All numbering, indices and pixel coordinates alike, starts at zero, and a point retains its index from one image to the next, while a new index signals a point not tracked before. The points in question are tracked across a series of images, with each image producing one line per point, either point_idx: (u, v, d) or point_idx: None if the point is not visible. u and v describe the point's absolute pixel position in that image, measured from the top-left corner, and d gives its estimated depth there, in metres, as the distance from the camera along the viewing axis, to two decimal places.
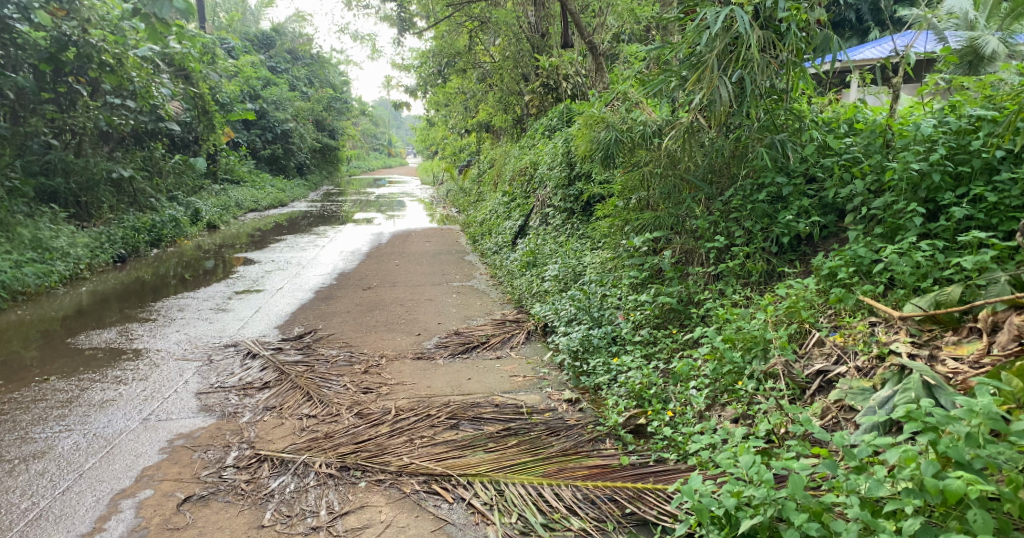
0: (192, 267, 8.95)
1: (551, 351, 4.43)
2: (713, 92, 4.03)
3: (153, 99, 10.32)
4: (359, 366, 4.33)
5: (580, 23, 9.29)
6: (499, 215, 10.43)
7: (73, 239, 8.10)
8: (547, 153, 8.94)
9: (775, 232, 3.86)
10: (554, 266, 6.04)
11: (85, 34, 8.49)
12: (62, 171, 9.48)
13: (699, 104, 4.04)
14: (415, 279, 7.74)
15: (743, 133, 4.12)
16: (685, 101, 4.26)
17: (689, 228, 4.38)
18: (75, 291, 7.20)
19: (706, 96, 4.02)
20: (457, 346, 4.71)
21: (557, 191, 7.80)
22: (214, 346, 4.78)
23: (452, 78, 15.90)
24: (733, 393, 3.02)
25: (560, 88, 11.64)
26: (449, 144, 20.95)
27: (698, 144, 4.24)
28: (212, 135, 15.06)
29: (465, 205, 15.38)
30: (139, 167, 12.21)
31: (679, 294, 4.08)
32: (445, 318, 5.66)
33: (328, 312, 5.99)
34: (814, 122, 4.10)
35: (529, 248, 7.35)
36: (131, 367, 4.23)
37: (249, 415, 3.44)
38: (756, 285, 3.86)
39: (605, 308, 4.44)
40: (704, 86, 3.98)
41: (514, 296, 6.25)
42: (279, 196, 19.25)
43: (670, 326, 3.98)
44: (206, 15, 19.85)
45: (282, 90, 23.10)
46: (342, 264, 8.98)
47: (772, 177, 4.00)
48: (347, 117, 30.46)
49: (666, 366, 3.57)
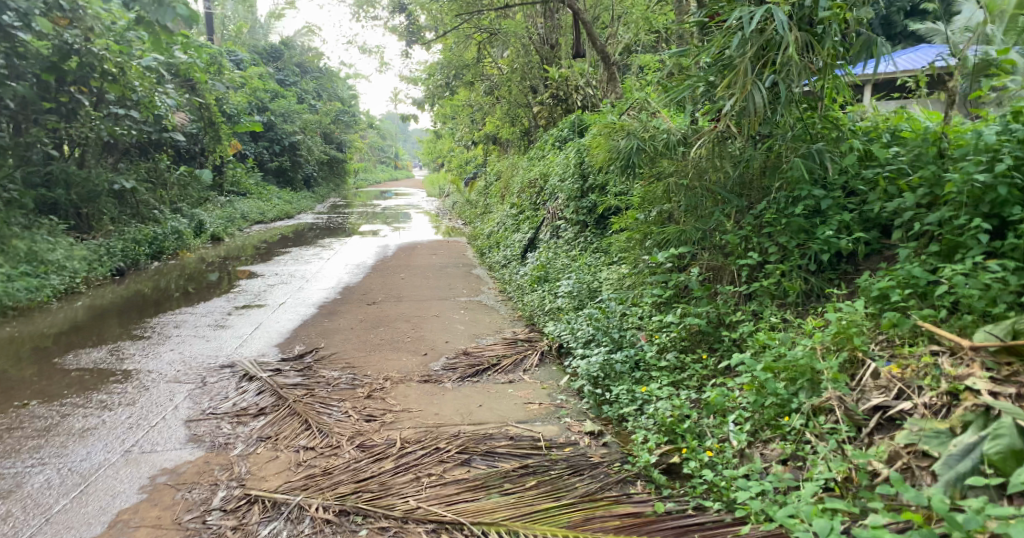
0: (195, 280, 8.72)
1: (568, 376, 4.13)
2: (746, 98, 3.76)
3: (156, 109, 10.17)
4: (362, 390, 4.04)
5: (591, 32, 9.13)
6: (508, 227, 10.17)
7: (69, 252, 7.87)
8: (558, 164, 8.68)
9: (814, 249, 3.56)
10: (567, 281, 5.77)
11: (88, 43, 8.41)
12: (62, 182, 9.34)
13: (731, 111, 3.76)
14: (422, 294, 7.47)
15: (775, 143, 3.88)
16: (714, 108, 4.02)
17: (716, 243, 4.08)
18: (70, 305, 6.96)
19: (738, 103, 3.75)
20: (466, 368, 4.40)
21: (569, 203, 7.55)
22: (209, 367, 4.50)
23: (459, 90, 15.74)
24: (777, 429, 2.70)
25: (570, 98, 11.43)
26: (456, 156, 20.82)
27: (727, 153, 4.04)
28: (218, 147, 14.94)
29: (473, 217, 15.15)
30: (143, 178, 12.07)
31: (708, 316, 3.77)
32: (453, 337, 5.39)
33: (331, 329, 5.71)
34: (853, 131, 3.81)
35: (541, 262, 7.09)
36: (118, 390, 3.95)
37: (241, 447, 3.14)
38: (794, 307, 3.55)
39: (626, 329, 4.13)
40: (737, 92, 3.71)
41: (525, 313, 5.97)
42: (286, 208, 19.11)
43: (698, 350, 3.70)
44: (214, 28, 19.89)
45: (289, 101, 23.06)
46: (346, 277, 8.73)
47: (809, 190, 3.70)
48: (354, 130, 30.47)
49: (698, 396, 3.26)
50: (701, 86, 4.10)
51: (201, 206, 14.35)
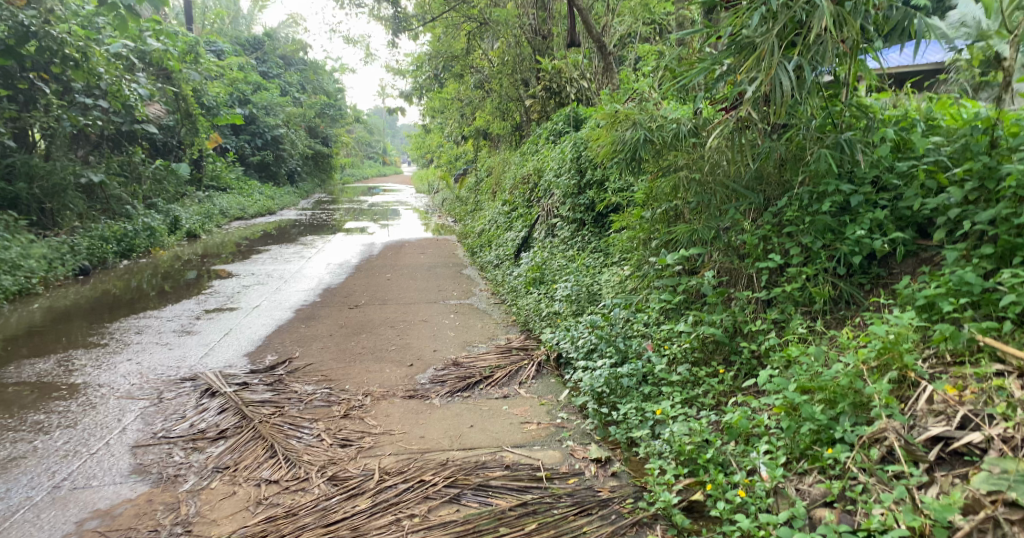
0: (168, 279, 8.24)
1: (568, 391, 3.75)
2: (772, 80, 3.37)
3: (126, 98, 9.66)
4: (339, 408, 3.62)
5: (587, 20, 8.75)
6: (499, 225, 9.78)
7: (28, 250, 7.36)
8: (553, 160, 8.30)
9: (843, 251, 3.18)
10: (564, 285, 5.39)
11: (47, 25, 7.91)
12: (25, 176, 8.84)
13: (753, 95, 3.37)
14: (408, 296, 7.06)
15: (797, 132, 3.50)
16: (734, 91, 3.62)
17: (731, 244, 3.70)
18: (26, 308, 6.47)
19: (763, 85, 3.35)
20: (455, 382, 3.99)
21: (565, 200, 7.16)
22: (169, 381, 4.05)
23: (448, 83, 15.30)
24: (815, 461, 2.33)
25: (563, 91, 11.07)
26: (444, 152, 20.38)
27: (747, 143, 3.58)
28: (196, 139, 14.40)
29: (462, 214, 14.74)
30: (115, 172, 11.57)
31: (726, 325, 3.40)
32: (441, 345, 4.99)
33: (309, 336, 5.29)
34: (884, 120, 3.43)
35: (535, 263, 6.70)
36: (60, 409, 3.50)
37: (194, 480, 2.72)
38: (824, 317, 3.18)
39: (630, 337, 3.81)
40: (762, 73, 3.32)
41: (519, 318, 5.59)
42: (268, 204, 18.56)
43: (714, 364, 3.33)
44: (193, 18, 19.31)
45: (273, 94, 22.49)
46: (328, 277, 8.29)
47: (836, 184, 3.32)
48: (341, 125, 29.91)
49: (720, 419, 2.87)
50: (717, 69, 3.71)
51: (179, 201, 13.82)
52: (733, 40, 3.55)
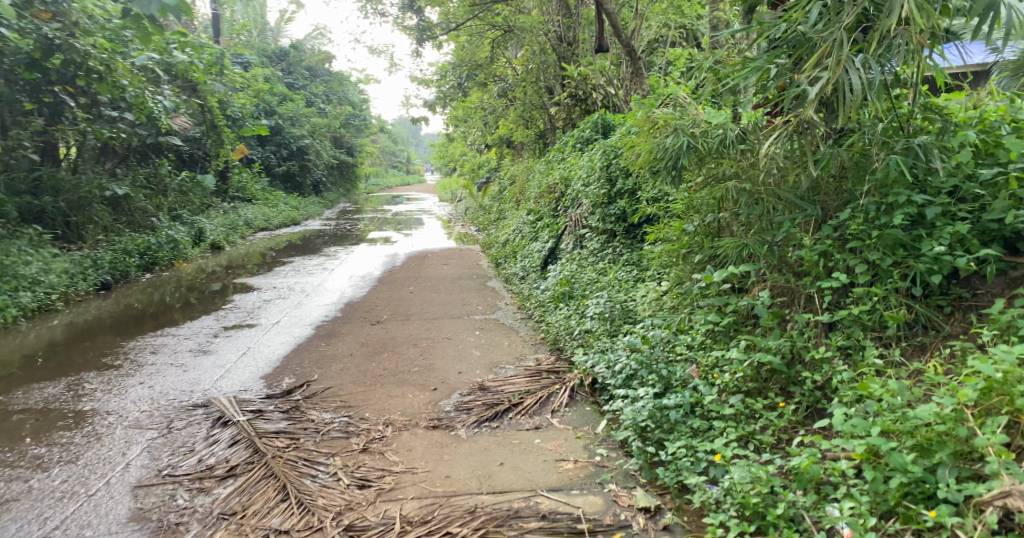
0: (189, 293, 8.12)
1: (605, 422, 3.43)
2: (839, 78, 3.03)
3: (150, 111, 9.63)
4: (358, 440, 3.35)
5: (616, 23, 8.48)
6: (524, 235, 9.49)
7: (49, 266, 7.27)
8: (581, 168, 8.00)
9: (920, 269, 2.82)
10: (596, 301, 5.08)
11: (71, 38, 7.85)
12: (51, 190, 8.83)
13: (817, 95, 3.03)
14: (432, 311, 6.79)
15: (862, 138, 3.16)
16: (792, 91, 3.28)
17: (787, 260, 3.35)
18: (46, 324, 6.37)
19: (828, 85, 2.99)
20: (482, 410, 3.70)
21: (595, 210, 6.87)
22: (181, 407, 3.82)
23: (472, 91, 15.11)
24: (911, 521, 1.99)
25: (590, 98, 10.79)
26: (467, 160, 20.24)
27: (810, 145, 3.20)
28: (221, 151, 14.42)
29: (486, 223, 14.49)
30: (141, 185, 11.59)
31: (784, 352, 3.04)
32: (466, 367, 4.70)
33: (328, 356, 5.04)
34: (962, 122, 3.06)
35: (564, 276, 6.40)
36: (62, 441, 3.30)
37: (195, 528, 2.55)
38: (899, 344, 2.81)
39: (673, 363, 3.47)
40: (829, 71, 2.99)
41: (548, 336, 5.28)
42: (293, 214, 18.54)
43: (771, 395, 2.99)
44: (220, 31, 19.47)
45: (298, 105, 22.59)
46: (350, 291, 8.08)
47: (909, 194, 2.97)
48: (365, 135, 30.04)
49: (785, 463, 2.52)
50: (771, 67, 3.39)
51: (204, 213, 13.81)
52: (791, 35, 3.23)
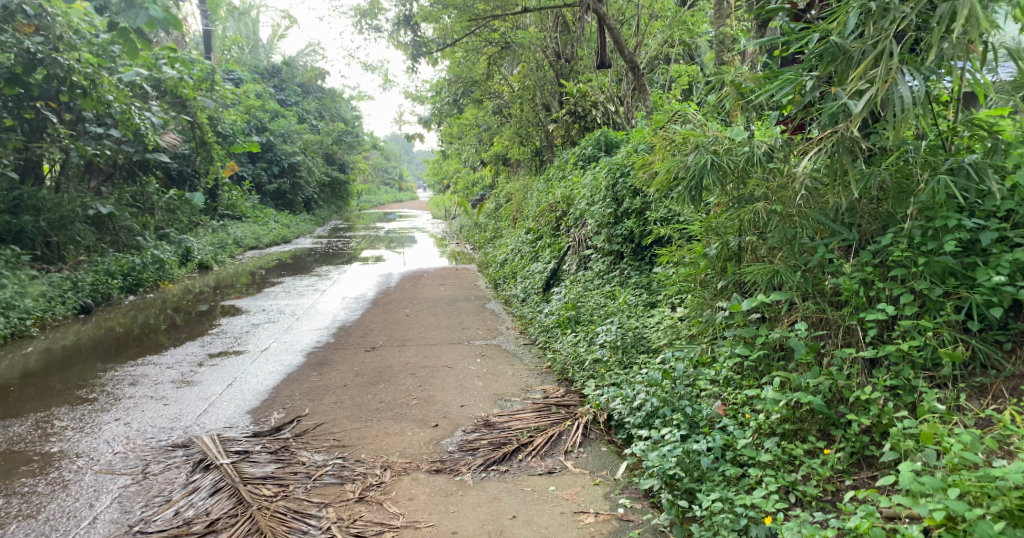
0: (175, 316, 7.79)
1: (626, 467, 3.17)
2: (887, 91, 2.84)
3: (137, 126, 9.36)
4: (354, 486, 3.06)
5: (618, 40, 8.34)
6: (524, 255, 9.24)
7: (25, 289, 6.93)
8: (584, 186, 7.78)
9: (977, 301, 2.60)
10: (606, 328, 4.82)
11: (55, 52, 7.55)
12: (32, 209, 8.50)
13: (862, 110, 2.84)
14: (430, 336, 6.51)
15: (905, 158, 2.95)
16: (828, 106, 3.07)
17: (822, 289, 3.11)
18: (20, 352, 6.05)
19: (875, 98, 2.81)
20: (491, 451, 3.41)
21: (600, 231, 6.65)
22: (159, 447, 3.50)
23: (467, 109, 14.94)
24: None
25: (589, 115, 10.63)
26: (461, 178, 20.09)
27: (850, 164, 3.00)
28: (211, 168, 14.14)
29: (482, 241, 14.24)
30: (128, 203, 11.28)
31: (825, 393, 2.76)
32: (469, 400, 4.42)
33: (321, 387, 4.73)
34: (1012, 141, 2.85)
35: (569, 300, 6.15)
36: (24, 492, 2.98)
37: None
38: (957, 385, 2.58)
39: (699, 402, 3.22)
40: (877, 82, 2.79)
41: (555, 365, 5.02)
42: (284, 232, 18.23)
43: (813, 439, 2.74)
44: (212, 47, 19.26)
45: (290, 122, 22.36)
46: (343, 313, 7.78)
47: (959, 219, 2.75)
48: (358, 152, 29.87)
49: (840, 524, 2.26)
50: (807, 80, 3.20)
51: (192, 232, 13.49)
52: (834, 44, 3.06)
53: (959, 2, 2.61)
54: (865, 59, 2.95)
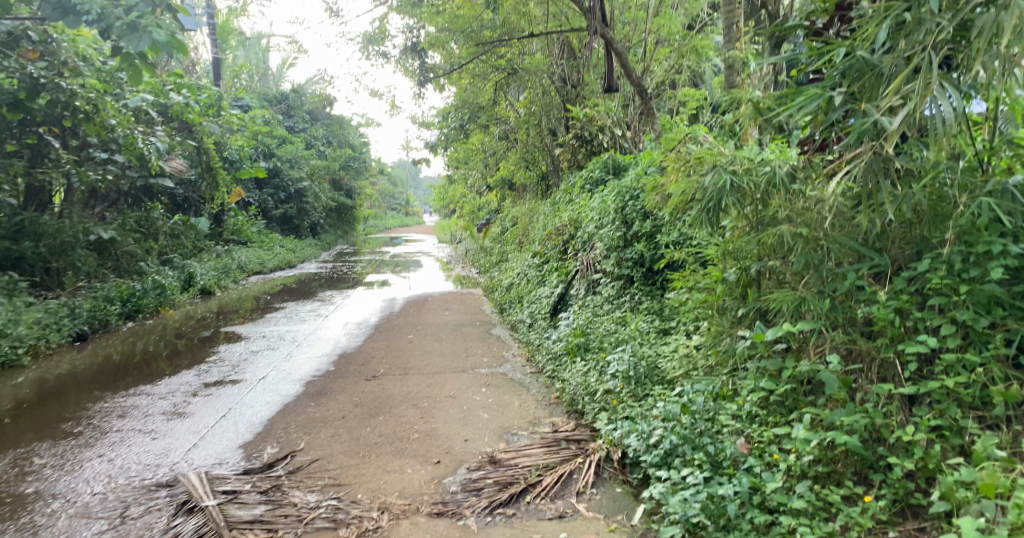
0: (172, 343, 7.61)
1: (644, 511, 2.98)
2: (923, 107, 2.67)
3: (140, 152, 9.30)
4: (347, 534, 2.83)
5: (626, 62, 8.24)
6: (530, 279, 9.04)
7: (19, 316, 6.77)
8: (592, 209, 7.62)
9: None
10: (617, 357, 4.60)
11: (59, 78, 7.47)
12: (32, 234, 8.40)
13: (899, 127, 2.67)
14: (433, 363, 6.29)
15: (941, 179, 2.77)
16: (858, 124, 2.90)
17: (853, 318, 2.91)
18: (11, 382, 5.87)
19: (913, 113, 2.64)
20: (497, 493, 3.19)
21: (609, 255, 6.47)
22: (141, 487, 3.29)
23: (473, 133, 14.90)
24: None
25: (596, 139, 10.52)
26: (467, 202, 20.03)
27: (884, 184, 2.81)
28: (216, 193, 14.10)
29: (487, 266, 14.06)
30: (131, 228, 11.21)
31: (861, 432, 2.54)
32: (473, 434, 4.19)
33: (318, 419, 4.50)
34: None
35: (577, 327, 5.94)
36: None
37: None
38: (1010, 427, 2.36)
39: (721, 439, 3.01)
40: (915, 98, 2.63)
41: (564, 397, 4.79)
42: (289, 257, 18.13)
43: (849, 484, 2.51)
44: (220, 74, 19.40)
45: (297, 148, 22.45)
46: (345, 340, 7.58)
47: (1004, 244, 2.55)
48: (365, 177, 29.98)
49: None
50: (833, 96, 3.03)
51: (196, 258, 13.40)
52: (864, 58, 2.90)
53: (1002, 12, 2.45)
54: (898, 74, 2.79)
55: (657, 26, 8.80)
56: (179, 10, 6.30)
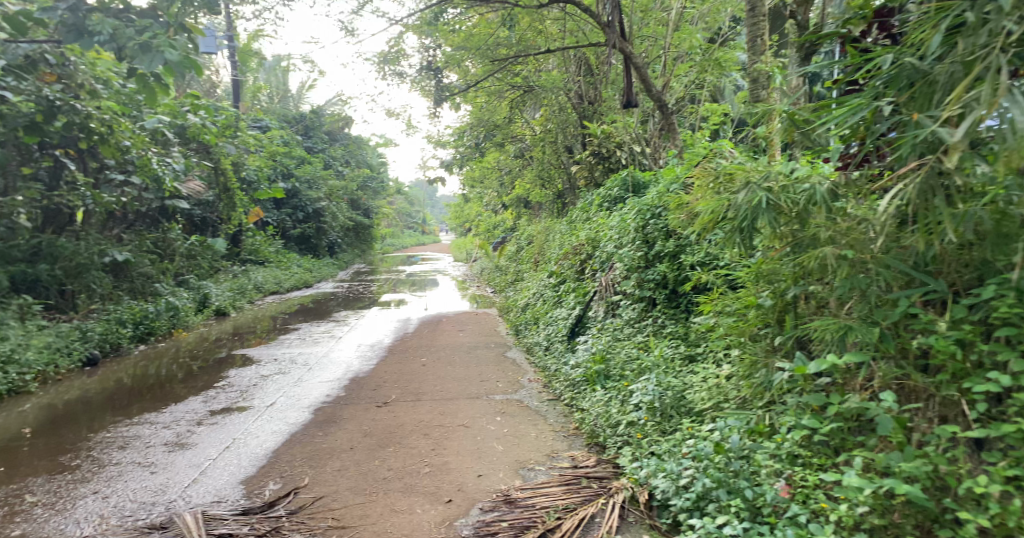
0: (183, 367, 7.46)
1: None
2: (986, 117, 2.44)
3: (155, 173, 9.27)
4: None
5: (645, 77, 8.04)
6: (547, 300, 8.80)
7: (29, 341, 6.69)
8: (610, 228, 7.39)
9: None
10: (643, 388, 4.36)
11: (76, 100, 7.44)
12: (48, 257, 8.37)
13: (961, 138, 2.43)
14: (447, 389, 6.06)
15: (1004, 197, 2.53)
16: (910, 136, 2.67)
17: (907, 349, 2.68)
18: (17, 409, 5.75)
19: (976, 124, 2.40)
20: None
21: (630, 276, 6.22)
22: (135, 530, 3.11)
23: (489, 152, 14.79)
24: None
25: (614, 156, 10.32)
26: (484, 221, 19.90)
27: (941, 202, 2.58)
28: (233, 214, 14.10)
29: (503, 285, 13.84)
30: (148, 250, 11.21)
31: (923, 479, 2.31)
32: (486, 468, 3.95)
33: (325, 451, 4.28)
34: None
35: (597, 351, 5.69)
36: None
37: None
38: None
39: (759, 483, 2.81)
40: (980, 106, 2.39)
41: (584, 427, 4.54)
42: (306, 277, 18.09)
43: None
44: (239, 95, 19.58)
45: (315, 168, 22.54)
46: (357, 363, 7.39)
47: None
48: (383, 196, 30.07)
49: None
50: (881, 105, 2.81)
51: (212, 278, 13.39)
52: (914, 64, 2.68)
53: None
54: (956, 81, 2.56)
55: (675, 40, 8.61)
56: (193, 29, 6.22)
